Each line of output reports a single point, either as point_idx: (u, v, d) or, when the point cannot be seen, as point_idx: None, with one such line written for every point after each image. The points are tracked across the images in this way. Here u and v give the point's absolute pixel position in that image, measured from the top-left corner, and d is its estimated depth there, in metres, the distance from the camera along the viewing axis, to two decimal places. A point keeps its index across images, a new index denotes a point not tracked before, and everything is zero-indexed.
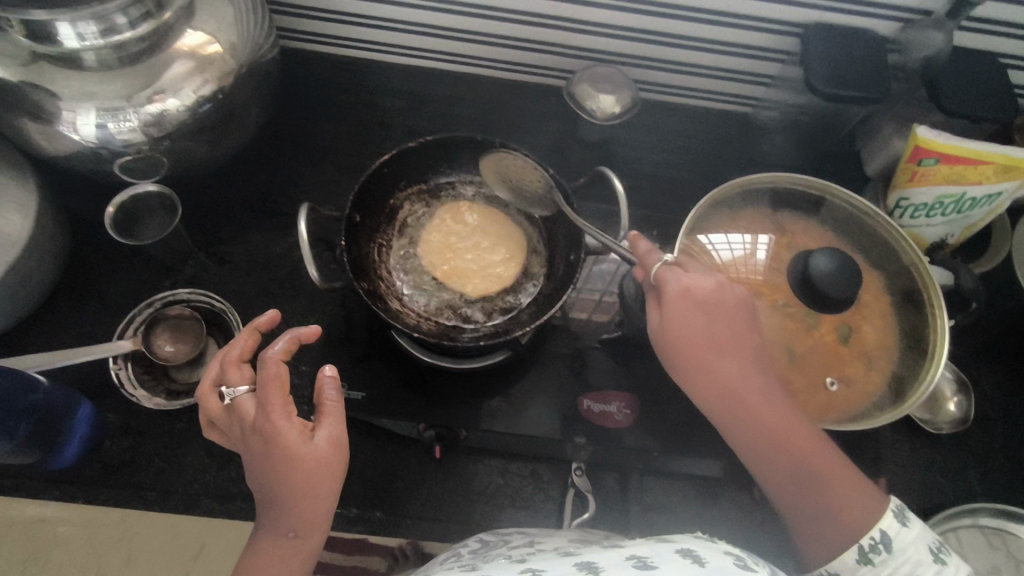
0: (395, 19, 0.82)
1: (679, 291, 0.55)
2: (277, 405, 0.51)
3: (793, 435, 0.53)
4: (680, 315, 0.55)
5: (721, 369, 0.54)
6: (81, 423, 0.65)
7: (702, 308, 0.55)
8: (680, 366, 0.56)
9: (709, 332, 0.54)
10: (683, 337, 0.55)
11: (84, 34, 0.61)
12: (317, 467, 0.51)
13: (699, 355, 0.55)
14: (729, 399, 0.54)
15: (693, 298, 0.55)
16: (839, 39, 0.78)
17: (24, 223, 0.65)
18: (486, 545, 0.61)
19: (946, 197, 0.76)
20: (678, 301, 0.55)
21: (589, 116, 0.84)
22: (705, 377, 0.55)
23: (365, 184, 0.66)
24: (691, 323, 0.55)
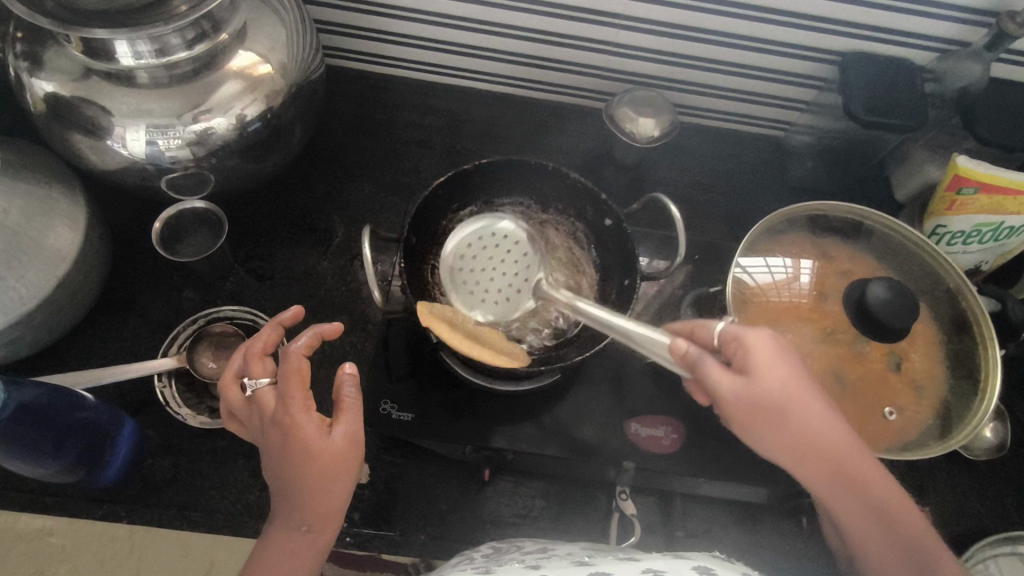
0: (440, 41, 0.84)
1: (763, 343, 0.52)
2: (296, 398, 0.52)
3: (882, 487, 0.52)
4: (772, 371, 0.51)
5: (822, 428, 0.51)
6: (125, 440, 0.65)
7: (786, 361, 0.52)
8: (771, 430, 0.51)
9: (802, 388, 0.51)
10: (781, 396, 0.50)
11: (140, 52, 0.60)
12: (332, 464, 0.52)
13: (801, 416, 0.51)
14: (821, 455, 0.51)
15: (779, 350, 0.52)
16: (880, 68, 0.79)
17: (72, 239, 0.65)
18: (499, 550, 0.60)
19: (984, 225, 0.76)
20: (766, 354, 0.52)
21: (628, 137, 0.85)
22: (805, 440, 0.51)
23: (422, 206, 0.67)
24: (786, 380, 0.51)
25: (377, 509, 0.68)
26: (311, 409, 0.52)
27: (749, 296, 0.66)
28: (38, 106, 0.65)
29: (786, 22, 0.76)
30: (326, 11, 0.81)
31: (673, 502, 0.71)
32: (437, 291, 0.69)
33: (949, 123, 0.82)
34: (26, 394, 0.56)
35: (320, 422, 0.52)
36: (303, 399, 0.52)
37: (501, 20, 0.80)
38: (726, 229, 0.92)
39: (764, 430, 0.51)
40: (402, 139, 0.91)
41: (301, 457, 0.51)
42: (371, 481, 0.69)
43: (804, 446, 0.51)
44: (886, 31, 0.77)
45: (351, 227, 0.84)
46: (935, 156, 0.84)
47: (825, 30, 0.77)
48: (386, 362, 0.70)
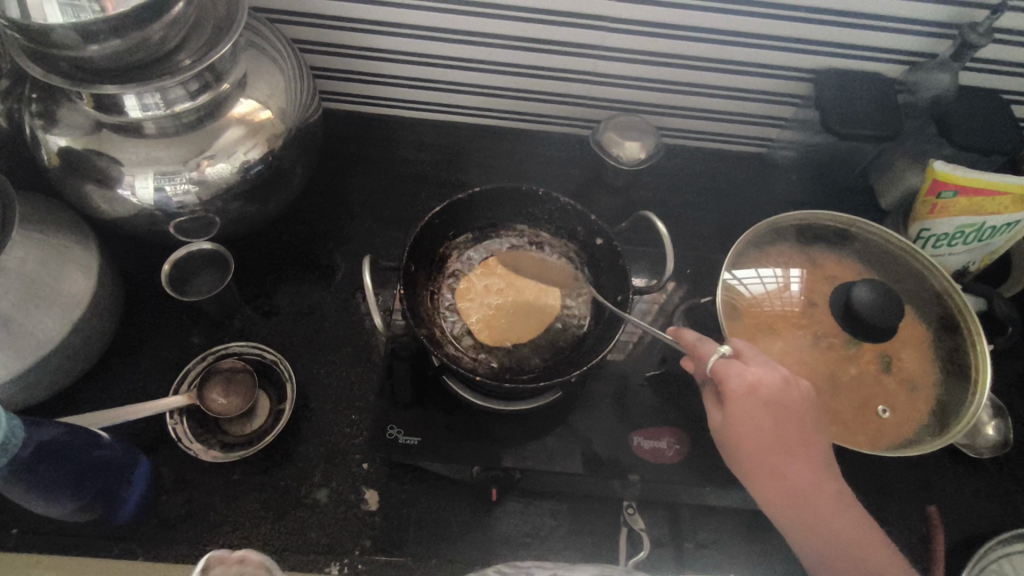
0: (430, 81, 0.89)
1: (742, 386, 0.57)
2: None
3: (853, 533, 0.55)
4: (745, 411, 0.57)
5: (790, 468, 0.56)
6: (138, 477, 0.67)
7: (764, 402, 0.56)
8: (743, 464, 0.57)
9: (776, 433, 0.56)
10: (747, 434, 0.57)
11: (147, 105, 0.64)
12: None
13: (769, 455, 0.56)
14: (791, 491, 0.56)
15: (758, 394, 0.57)
16: (853, 83, 0.82)
17: (87, 282, 0.68)
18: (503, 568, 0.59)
19: (967, 227, 0.78)
20: (743, 397, 0.57)
21: (616, 162, 0.88)
22: (772, 479, 0.56)
23: (419, 235, 0.70)
24: (760, 421, 0.56)
25: (389, 535, 0.69)
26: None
27: (741, 305, 0.68)
28: (53, 160, 0.68)
29: (759, 46, 0.80)
30: (323, 58, 0.86)
31: (681, 514, 0.71)
32: (436, 317, 0.71)
33: (924, 131, 0.85)
34: (46, 433, 0.57)
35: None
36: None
37: (485, 57, 0.84)
38: (717, 244, 0.94)
39: (735, 459, 0.58)
40: (400, 175, 0.95)
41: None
42: (381, 508, 0.70)
43: (769, 484, 0.56)
44: (856, 48, 0.80)
45: (352, 262, 0.87)
46: (913, 163, 0.87)
47: (797, 50, 0.81)
48: (388, 388, 0.72)
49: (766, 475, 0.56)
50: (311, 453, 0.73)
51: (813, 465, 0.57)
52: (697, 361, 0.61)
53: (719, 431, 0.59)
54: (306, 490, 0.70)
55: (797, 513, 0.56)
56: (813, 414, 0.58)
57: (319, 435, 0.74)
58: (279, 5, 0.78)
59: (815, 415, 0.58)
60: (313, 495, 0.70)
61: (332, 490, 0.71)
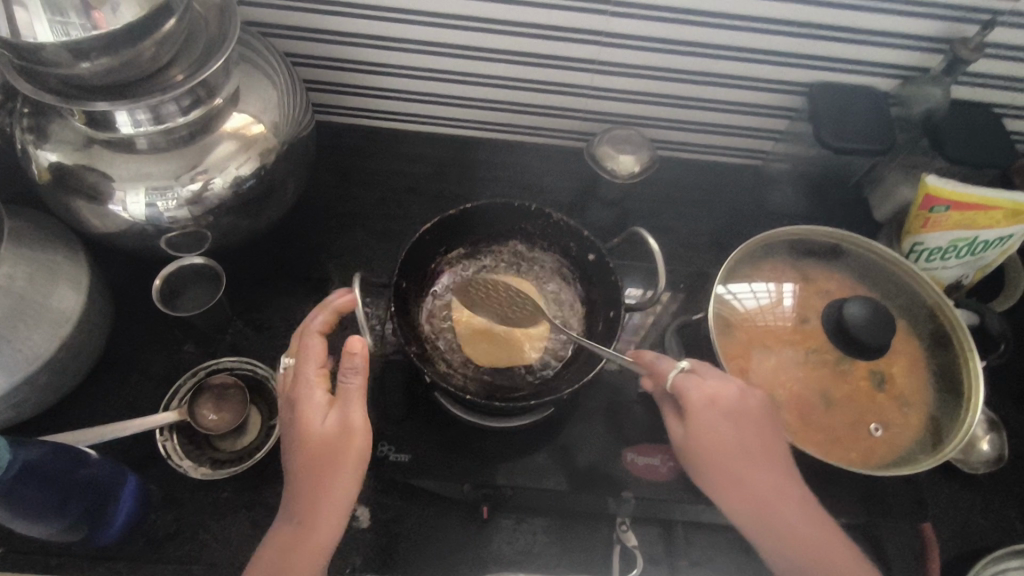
0: (425, 93, 0.89)
1: (702, 400, 0.57)
2: (317, 346, 0.59)
3: (813, 537, 0.56)
4: (706, 424, 0.57)
5: (752, 478, 0.57)
6: (128, 498, 0.66)
7: (724, 415, 0.57)
8: (708, 475, 0.58)
9: (737, 444, 0.57)
10: (711, 447, 0.57)
11: (139, 121, 0.64)
12: (329, 449, 0.56)
13: (731, 466, 0.57)
14: (754, 500, 0.57)
15: (717, 407, 0.57)
16: (846, 96, 0.82)
17: (77, 298, 0.68)
18: None
19: (960, 241, 0.78)
20: (703, 409, 0.57)
21: (610, 175, 0.88)
22: (734, 488, 0.57)
23: (411, 251, 0.70)
24: (722, 433, 0.57)
25: (380, 554, 0.68)
26: (319, 383, 0.58)
27: (734, 321, 0.68)
28: (43, 175, 0.68)
29: (754, 59, 0.80)
30: (317, 71, 0.86)
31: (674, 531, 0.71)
32: (428, 333, 0.71)
33: (917, 145, 0.85)
34: (31, 453, 0.58)
35: (324, 407, 0.57)
36: (358, 384, 0.57)
37: (478, 70, 0.84)
38: (711, 257, 0.94)
39: (700, 472, 0.58)
40: (393, 187, 0.95)
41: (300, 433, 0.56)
42: (372, 526, 0.70)
43: (732, 493, 0.57)
44: (849, 62, 0.80)
45: (345, 275, 0.87)
46: (906, 176, 0.87)
47: (791, 64, 0.81)
48: (379, 404, 0.71)
49: (729, 485, 0.57)
50: None
51: (776, 473, 0.58)
52: (656, 380, 0.61)
53: (683, 443, 0.59)
54: None
55: (759, 522, 0.57)
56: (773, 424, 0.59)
57: None
58: (272, 19, 0.78)
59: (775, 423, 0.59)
60: None
61: None
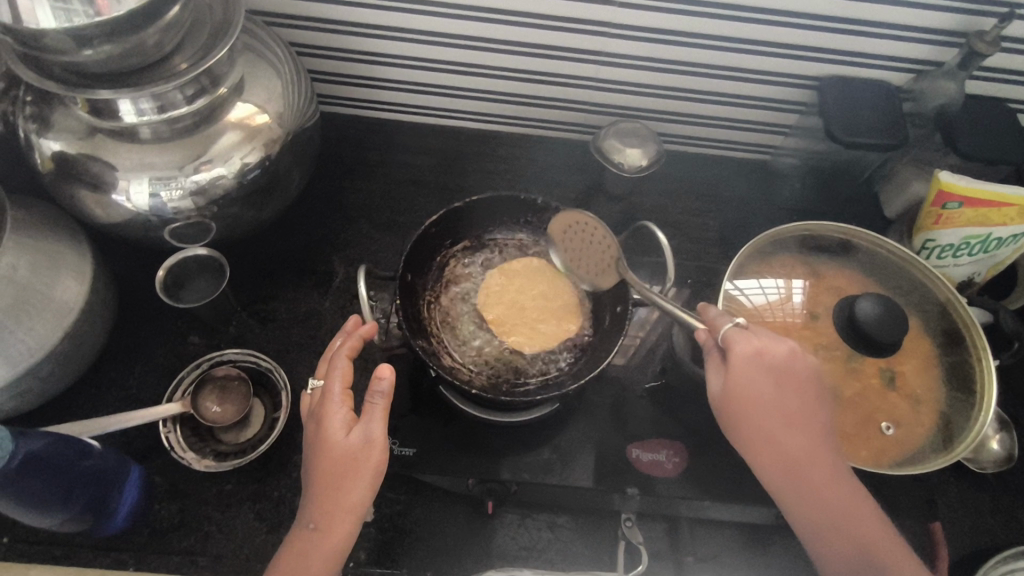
0: (431, 85, 0.88)
1: (747, 353, 0.57)
2: (343, 365, 0.58)
3: (841, 501, 0.55)
4: (746, 377, 0.56)
5: (783, 435, 0.57)
6: (131, 486, 0.66)
7: (768, 369, 0.56)
8: (740, 430, 0.57)
9: (774, 399, 0.56)
10: (748, 400, 0.56)
11: (143, 109, 0.63)
12: (350, 465, 0.55)
13: (766, 421, 0.56)
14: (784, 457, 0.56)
15: (762, 360, 0.57)
16: (858, 90, 0.81)
17: (80, 288, 0.67)
18: None
19: (973, 237, 0.76)
20: (747, 361, 0.57)
21: (617, 169, 0.88)
22: (766, 445, 0.57)
23: (417, 243, 0.69)
24: (760, 386, 0.56)
25: (384, 548, 0.68)
26: (344, 400, 0.57)
27: (742, 317, 0.67)
28: (46, 164, 0.67)
29: (764, 52, 0.79)
30: (322, 62, 0.85)
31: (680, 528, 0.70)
32: (433, 326, 0.70)
33: (929, 140, 0.84)
34: (34, 444, 0.56)
35: (346, 423, 0.57)
36: (384, 404, 0.56)
37: (484, 62, 0.83)
38: (719, 252, 0.93)
39: (733, 426, 0.58)
40: (398, 179, 0.94)
41: (322, 446, 0.56)
42: (376, 519, 0.69)
43: (763, 450, 0.57)
44: (861, 56, 0.79)
45: (349, 268, 0.86)
46: (918, 172, 0.86)
47: (802, 57, 0.80)
48: None
49: (759, 440, 0.57)
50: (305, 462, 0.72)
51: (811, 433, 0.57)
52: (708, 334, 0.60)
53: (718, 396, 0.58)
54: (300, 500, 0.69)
55: (788, 481, 0.56)
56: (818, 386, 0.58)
57: None
58: (277, 9, 0.77)
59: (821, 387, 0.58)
60: None
61: None
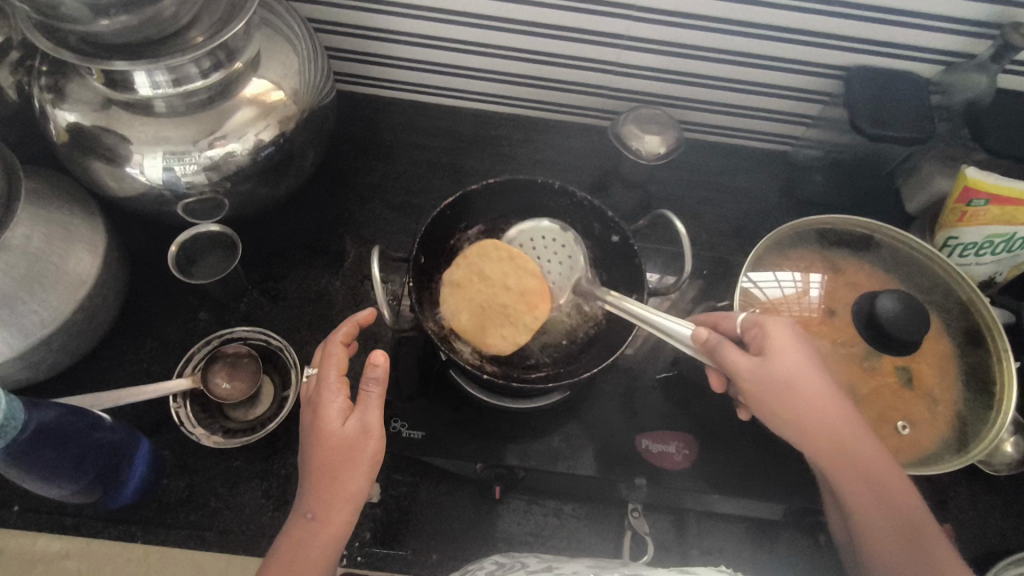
0: (448, 65, 0.87)
1: (774, 331, 0.57)
2: (338, 351, 0.57)
3: (889, 485, 0.53)
4: (781, 355, 0.55)
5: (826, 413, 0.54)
6: (141, 460, 0.66)
7: (804, 348, 0.56)
8: (775, 409, 0.56)
9: (813, 375, 0.55)
10: (790, 375, 0.55)
11: (157, 83, 0.62)
12: (347, 453, 0.54)
13: (806, 398, 0.54)
14: (827, 436, 0.54)
15: (794, 335, 0.57)
16: (886, 81, 0.79)
17: (93, 261, 0.67)
18: (504, 566, 0.57)
19: (997, 236, 0.75)
20: (779, 339, 0.56)
21: (634, 155, 0.85)
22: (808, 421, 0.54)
23: (431, 226, 0.69)
24: (803, 365, 0.55)
25: (389, 529, 0.68)
26: (340, 388, 0.56)
27: (758, 310, 0.66)
28: (61, 135, 0.67)
29: (791, 40, 0.77)
30: (339, 39, 0.84)
31: (686, 520, 0.70)
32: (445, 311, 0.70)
33: (956, 135, 0.82)
34: (46, 415, 0.57)
35: (343, 410, 0.55)
36: (379, 391, 0.55)
37: (503, 43, 0.81)
38: (735, 243, 0.92)
39: (770, 407, 0.56)
40: (412, 161, 0.93)
41: (318, 434, 0.54)
42: (382, 501, 0.69)
43: (806, 427, 0.54)
44: (890, 45, 0.77)
45: (361, 248, 0.86)
46: (943, 168, 0.84)
47: (830, 46, 0.78)
48: (392, 379, 0.70)
49: (810, 421, 0.54)
50: None
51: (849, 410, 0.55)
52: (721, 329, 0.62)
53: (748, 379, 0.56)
54: None
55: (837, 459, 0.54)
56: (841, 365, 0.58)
57: None
58: None
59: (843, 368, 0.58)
60: None
61: None
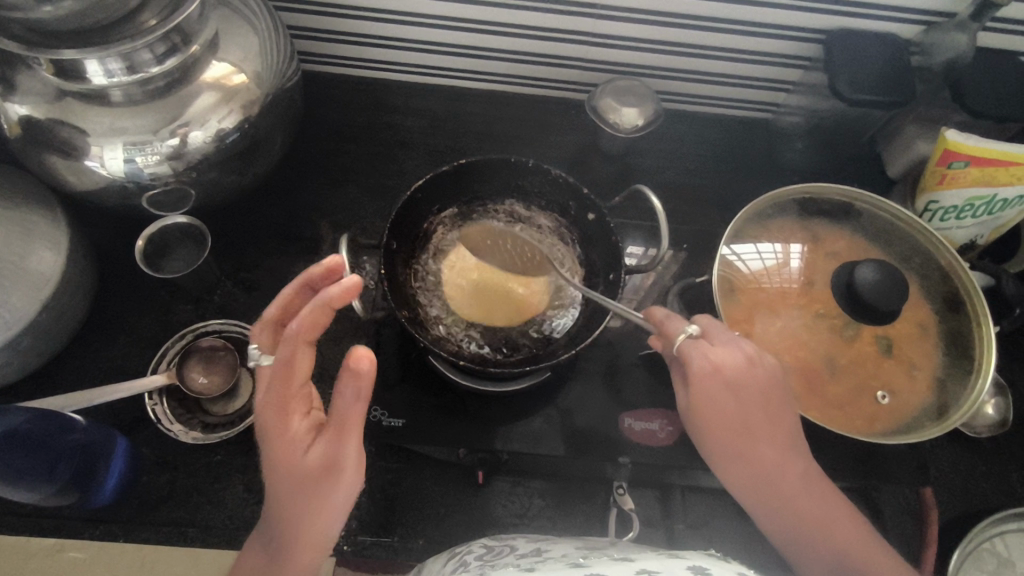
0: (417, 41, 0.84)
1: (705, 368, 0.54)
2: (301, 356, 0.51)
3: (817, 514, 0.54)
4: (708, 395, 0.54)
5: (754, 451, 0.55)
6: (118, 459, 0.65)
7: (728, 384, 0.54)
8: (708, 445, 0.56)
9: (738, 415, 0.54)
10: (714, 420, 0.55)
11: (112, 70, 0.60)
12: (325, 466, 0.50)
13: (731, 437, 0.55)
14: (756, 473, 0.55)
15: (722, 375, 0.54)
16: (866, 44, 0.77)
17: (57, 259, 0.65)
18: (493, 550, 0.56)
19: (977, 199, 0.74)
20: (707, 379, 0.54)
21: (612, 129, 0.85)
22: (737, 461, 0.55)
23: (402, 210, 0.67)
24: (722, 405, 0.54)
25: (374, 517, 0.68)
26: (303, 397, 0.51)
27: (738, 283, 0.65)
28: (13, 130, 0.64)
29: (769, 3, 0.75)
30: (303, 18, 0.81)
31: (672, 494, 0.70)
32: (420, 296, 0.68)
33: (937, 96, 0.81)
34: (16, 418, 0.59)
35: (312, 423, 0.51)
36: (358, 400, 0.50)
37: (474, 16, 0.79)
38: (716, 215, 0.91)
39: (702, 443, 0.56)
40: (385, 141, 0.91)
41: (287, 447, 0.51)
42: (367, 488, 0.69)
43: (737, 466, 0.55)
44: (870, 6, 0.75)
45: (336, 235, 0.84)
46: (923, 131, 0.83)
47: (809, 8, 0.75)
48: (371, 368, 0.69)
49: (734, 458, 0.55)
50: None
51: (777, 446, 0.55)
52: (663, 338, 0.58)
53: (686, 416, 0.57)
54: None
55: (761, 495, 0.55)
56: (782, 392, 0.55)
57: None
58: None
59: (785, 394, 0.56)
60: None
61: None
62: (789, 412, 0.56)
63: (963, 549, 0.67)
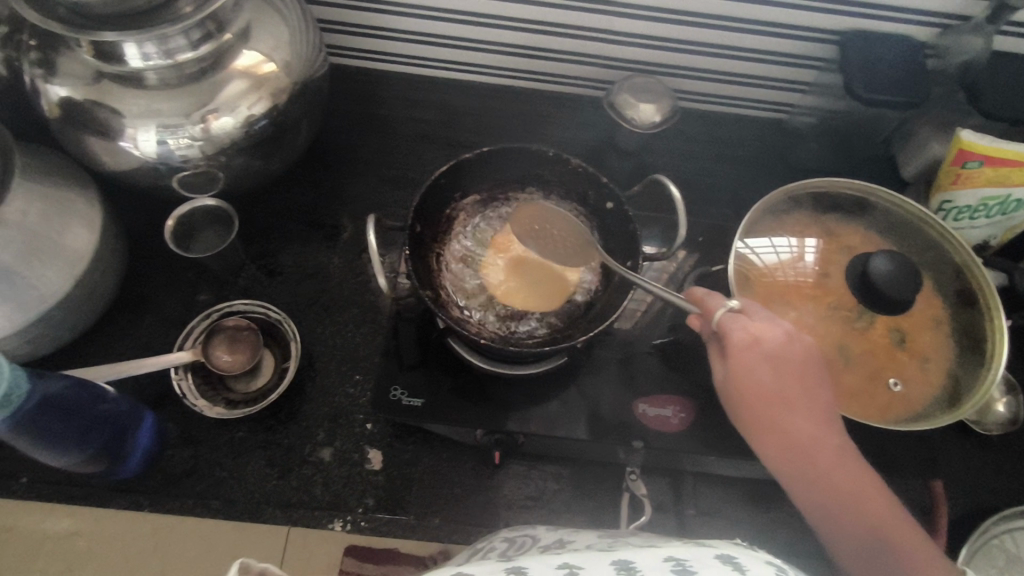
0: (440, 35, 0.86)
1: (743, 340, 0.54)
2: None
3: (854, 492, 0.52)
4: (744, 364, 0.54)
5: (788, 422, 0.53)
6: (144, 432, 0.67)
7: (764, 354, 0.54)
8: (740, 414, 0.55)
9: (773, 385, 0.54)
10: (749, 389, 0.54)
11: (149, 54, 0.62)
12: None
13: (765, 406, 0.54)
14: (790, 444, 0.53)
15: (760, 347, 0.54)
16: (882, 45, 0.78)
17: (89, 236, 0.67)
18: (515, 545, 0.57)
19: (991, 199, 0.75)
20: (742, 349, 0.54)
21: (629, 124, 0.85)
22: (771, 431, 0.54)
23: (425, 196, 0.69)
24: (758, 374, 0.54)
25: (391, 495, 0.69)
26: None
27: (753, 275, 0.66)
28: (52, 110, 0.66)
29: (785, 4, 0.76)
30: (330, 11, 0.83)
31: (683, 481, 0.71)
32: (441, 280, 0.70)
33: (952, 98, 0.82)
34: (51, 387, 0.57)
35: None
36: None
37: (495, 12, 0.81)
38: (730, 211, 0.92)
39: (735, 413, 0.55)
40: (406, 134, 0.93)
41: None
42: (383, 468, 0.70)
43: (770, 435, 0.54)
44: (886, 8, 0.76)
45: (357, 223, 0.86)
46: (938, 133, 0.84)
47: (824, 10, 0.77)
48: (390, 350, 0.71)
49: (767, 427, 0.54)
50: (314, 412, 0.73)
51: (813, 420, 0.54)
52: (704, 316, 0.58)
53: (721, 386, 0.56)
54: (310, 448, 0.71)
55: (794, 468, 0.53)
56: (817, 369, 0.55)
57: (323, 396, 0.74)
58: None
59: (821, 372, 0.55)
60: (317, 453, 0.71)
61: (337, 449, 0.71)
62: (825, 391, 0.55)
63: (970, 547, 0.68)
